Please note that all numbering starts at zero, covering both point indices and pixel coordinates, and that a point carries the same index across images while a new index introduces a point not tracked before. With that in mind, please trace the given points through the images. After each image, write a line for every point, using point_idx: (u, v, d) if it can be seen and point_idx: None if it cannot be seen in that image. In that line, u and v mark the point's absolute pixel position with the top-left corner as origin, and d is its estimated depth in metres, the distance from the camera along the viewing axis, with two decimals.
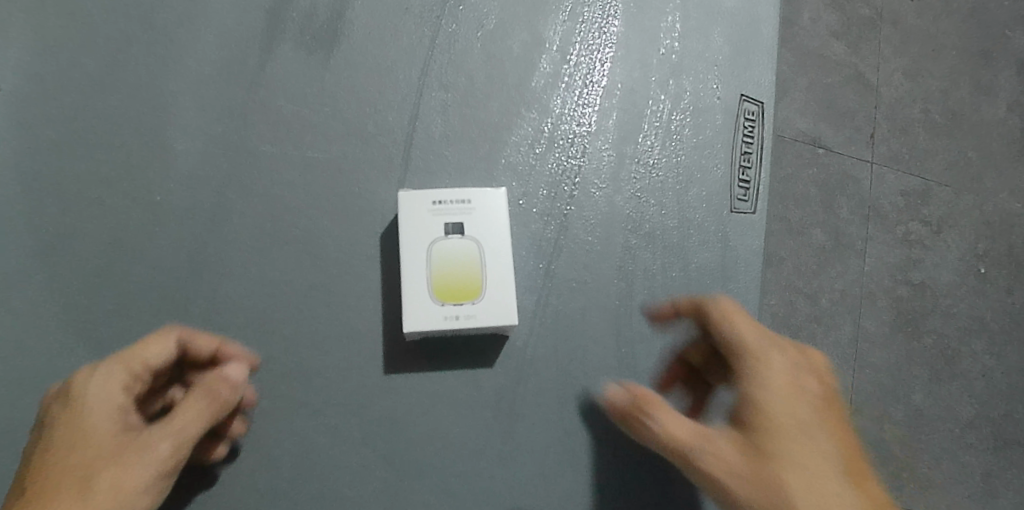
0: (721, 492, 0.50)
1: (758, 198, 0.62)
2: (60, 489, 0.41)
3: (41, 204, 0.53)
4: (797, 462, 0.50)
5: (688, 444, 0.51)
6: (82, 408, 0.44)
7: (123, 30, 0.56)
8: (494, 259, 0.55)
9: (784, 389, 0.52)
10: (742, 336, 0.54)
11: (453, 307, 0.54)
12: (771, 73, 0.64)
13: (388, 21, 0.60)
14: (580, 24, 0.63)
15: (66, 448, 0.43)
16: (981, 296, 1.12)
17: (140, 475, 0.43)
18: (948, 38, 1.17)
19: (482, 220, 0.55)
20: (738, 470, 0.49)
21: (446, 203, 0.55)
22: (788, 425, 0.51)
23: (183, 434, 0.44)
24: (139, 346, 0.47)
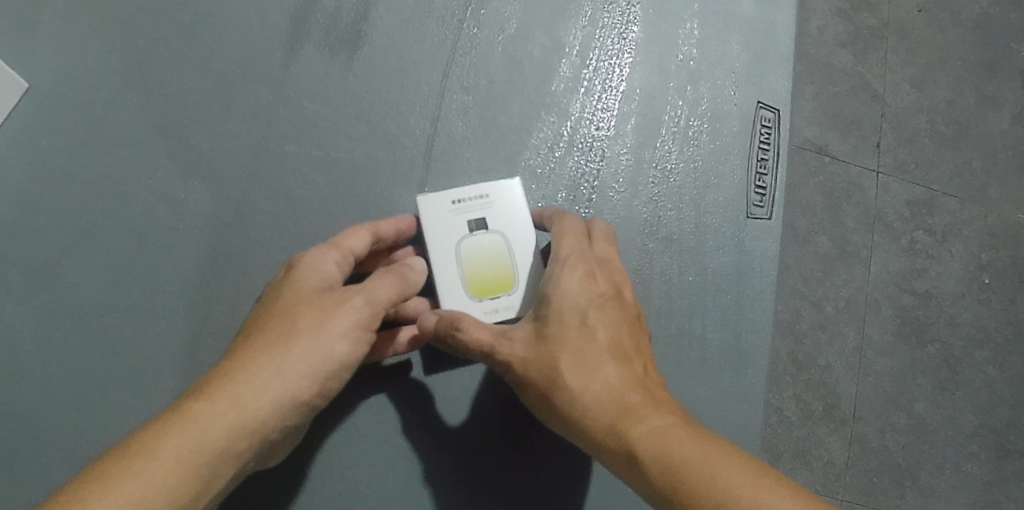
0: (530, 384, 0.49)
1: (774, 204, 0.64)
2: (252, 366, 0.43)
3: (67, 200, 0.53)
4: (581, 357, 0.48)
5: (488, 342, 0.49)
6: (278, 301, 0.48)
7: (149, 28, 0.57)
8: (521, 248, 0.56)
9: (582, 281, 0.51)
10: (563, 225, 0.54)
11: (490, 302, 0.54)
12: (788, 82, 0.67)
13: (410, 23, 0.61)
14: (599, 29, 0.64)
15: (257, 337, 0.46)
16: (986, 305, 1.12)
17: (324, 358, 0.45)
18: (954, 49, 1.18)
19: (504, 211, 0.56)
20: (540, 342, 0.49)
21: (466, 201, 0.56)
22: (574, 313, 0.49)
23: (345, 325, 0.46)
24: (348, 232, 0.51)
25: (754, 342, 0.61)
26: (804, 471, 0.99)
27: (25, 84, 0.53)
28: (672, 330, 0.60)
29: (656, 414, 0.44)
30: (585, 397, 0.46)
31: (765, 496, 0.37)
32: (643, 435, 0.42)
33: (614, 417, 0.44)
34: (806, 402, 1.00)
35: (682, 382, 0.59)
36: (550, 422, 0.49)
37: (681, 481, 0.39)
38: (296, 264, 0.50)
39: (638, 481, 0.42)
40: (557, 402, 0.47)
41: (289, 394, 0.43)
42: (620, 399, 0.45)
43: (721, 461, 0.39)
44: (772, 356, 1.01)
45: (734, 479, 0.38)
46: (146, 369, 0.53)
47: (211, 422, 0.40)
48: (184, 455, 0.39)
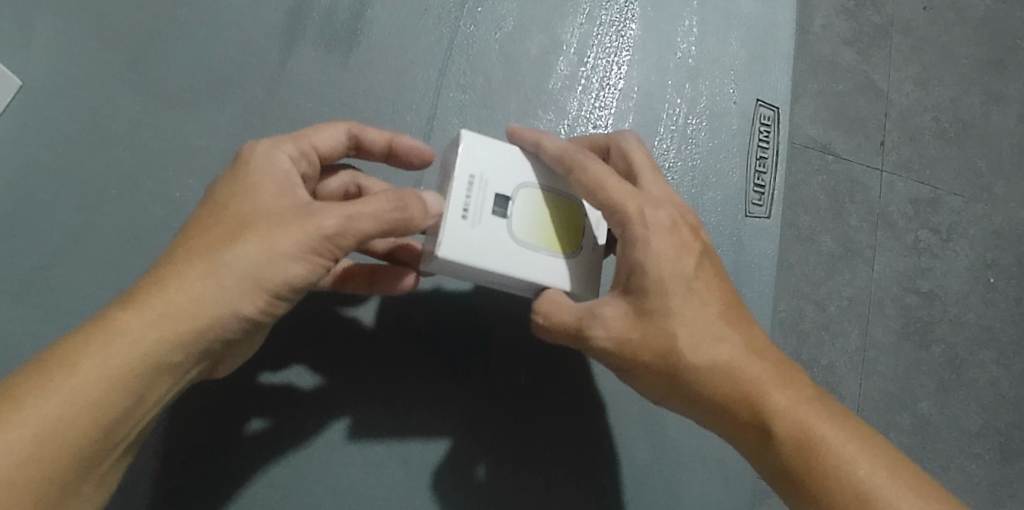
0: (638, 365, 0.45)
1: (773, 203, 0.64)
2: (184, 276, 0.38)
3: (61, 198, 0.53)
4: (693, 333, 0.44)
5: (575, 323, 0.45)
6: (231, 203, 0.41)
7: (145, 26, 0.56)
8: (539, 173, 0.49)
9: (669, 241, 0.44)
10: (594, 172, 0.45)
11: (586, 239, 0.49)
12: (787, 80, 0.67)
13: (408, 21, 0.60)
14: (597, 27, 0.64)
15: (191, 243, 0.40)
16: (990, 305, 1.11)
17: (269, 277, 0.39)
18: (960, 47, 1.17)
19: (495, 164, 0.47)
20: (640, 318, 0.44)
21: (470, 203, 0.45)
22: (675, 282, 0.44)
23: (303, 246, 0.39)
24: (311, 130, 0.47)
25: None
26: None
27: (19, 82, 0.53)
28: None
29: (782, 388, 0.44)
30: (705, 378, 0.44)
31: (870, 454, 0.43)
32: (777, 415, 0.44)
33: (737, 399, 0.44)
34: None
35: None
36: (652, 397, 0.47)
37: (814, 459, 0.42)
38: (257, 160, 0.43)
39: (767, 455, 0.44)
40: (674, 381, 0.45)
41: (224, 308, 0.38)
42: (743, 377, 0.44)
43: (836, 430, 0.43)
44: None
45: (851, 445, 0.43)
46: None
47: (143, 329, 0.37)
48: (114, 363, 0.36)
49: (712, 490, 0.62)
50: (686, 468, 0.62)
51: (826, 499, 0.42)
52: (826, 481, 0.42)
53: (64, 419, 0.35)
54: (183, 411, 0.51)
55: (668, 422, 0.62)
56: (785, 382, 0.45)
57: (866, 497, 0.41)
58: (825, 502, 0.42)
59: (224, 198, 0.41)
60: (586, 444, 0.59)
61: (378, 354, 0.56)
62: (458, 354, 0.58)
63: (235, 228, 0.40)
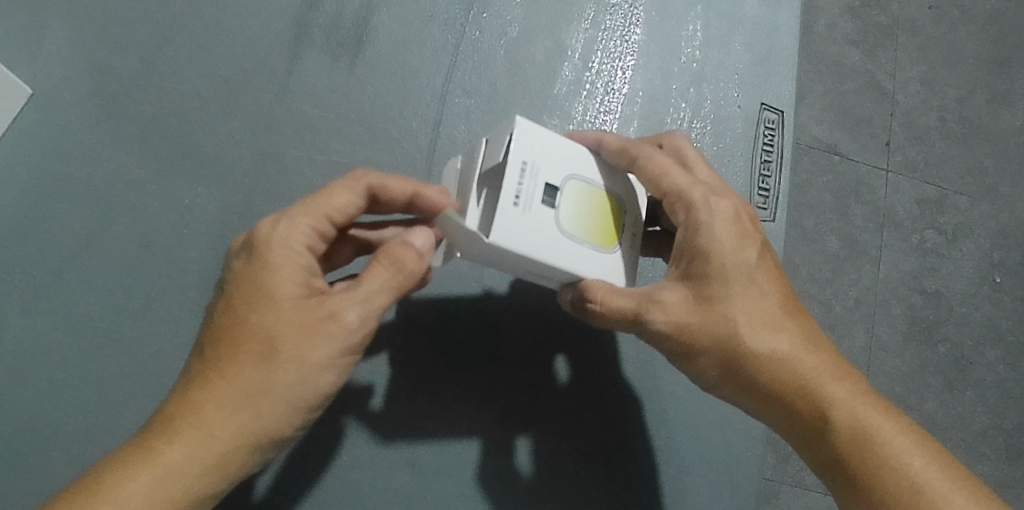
0: (697, 351, 0.46)
1: (777, 206, 0.64)
2: (222, 404, 0.40)
3: (73, 203, 0.53)
4: (752, 322, 0.46)
5: (635, 310, 0.45)
6: (251, 317, 0.41)
7: (154, 34, 0.57)
8: (589, 167, 0.47)
9: (731, 231, 0.46)
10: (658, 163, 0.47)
11: (625, 236, 0.48)
12: (791, 84, 0.68)
13: (412, 28, 0.61)
14: (602, 32, 0.64)
15: (222, 363, 0.41)
16: (997, 305, 1.11)
17: (297, 394, 0.40)
18: (966, 46, 1.17)
19: (547, 154, 0.45)
20: (701, 306, 0.46)
21: (520, 191, 0.42)
22: (736, 271, 0.46)
23: (333, 359, 0.41)
24: (326, 194, 0.44)
25: None
26: None
27: (30, 91, 0.54)
28: None
29: (836, 382, 0.47)
30: (766, 366, 0.46)
31: (916, 449, 0.46)
32: (833, 406, 0.47)
33: (793, 387, 0.47)
34: None
35: None
36: (705, 382, 0.49)
37: (867, 448, 0.45)
38: (272, 261, 0.42)
39: (819, 445, 0.47)
40: (732, 367, 0.46)
41: (261, 427, 0.40)
42: (801, 369, 0.47)
43: (887, 426, 0.46)
44: None
45: (904, 438, 0.46)
46: (146, 369, 0.52)
47: (187, 457, 0.39)
48: (164, 490, 0.38)
49: (717, 491, 0.62)
50: (692, 469, 0.62)
51: (872, 483, 0.45)
52: (880, 470, 0.45)
53: None
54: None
55: (674, 423, 0.63)
56: (835, 376, 0.48)
57: (920, 488, 0.44)
58: (877, 491, 0.45)
59: (248, 304, 0.41)
60: (598, 441, 0.60)
61: (422, 346, 0.57)
62: (486, 348, 0.58)
63: (261, 344, 0.40)
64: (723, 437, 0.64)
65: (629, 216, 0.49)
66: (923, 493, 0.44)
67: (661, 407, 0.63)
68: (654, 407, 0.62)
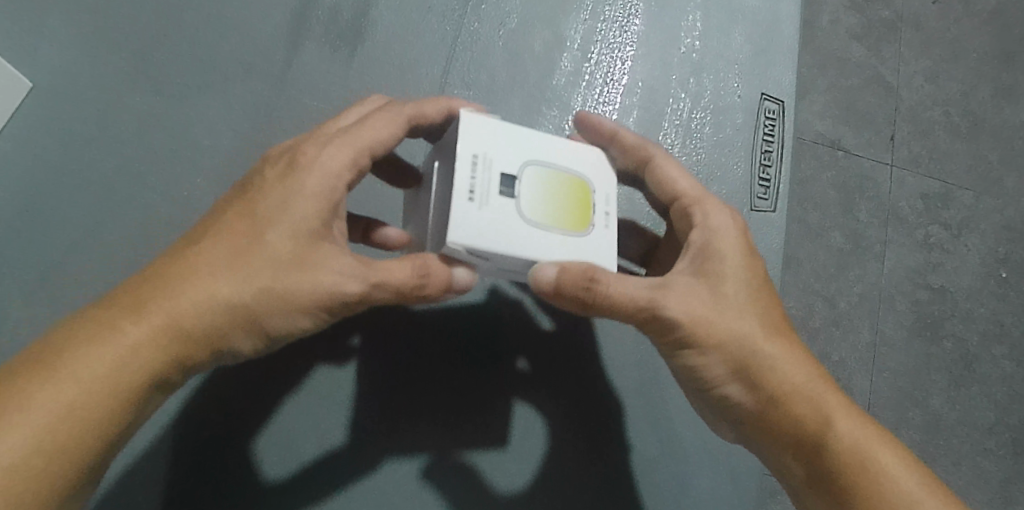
0: (707, 345, 0.45)
1: (778, 197, 0.64)
2: (196, 299, 0.38)
3: (71, 195, 0.53)
4: (762, 320, 0.47)
5: (647, 298, 0.43)
6: (265, 228, 0.39)
7: (154, 28, 0.57)
8: (544, 150, 0.46)
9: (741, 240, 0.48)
10: (672, 175, 0.50)
11: (599, 212, 0.46)
12: (791, 73, 0.67)
13: (410, 20, 0.61)
14: (601, 22, 0.64)
15: (214, 259, 0.39)
16: (1003, 300, 1.10)
17: (270, 314, 0.38)
18: (970, 41, 1.16)
19: (499, 142, 0.43)
20: (716, 303, 0.46)
21: (471, 186, 0.41)
22: (748, 277, 0.47)
23: (319, 295, 0.39)
24: (367, 124, 0.43)
25: None
26: None
27: (28, 83, 0.54)
28: None
29: (833, 394, 0.48)
30: (775, 367, 0.46)
31: (904, 461, 0.47)
32: (833, 412, 0.47)
33: (800, 391, 0.47)
34: None
35: None
36: (711, 382, 0.47)
37: (864, 458, 0.46)
38: (300, 186, 0.40)
39: (821, 452, 0.47)
40: (743, 365, 0.46)
41: (224, 330, 0.38)
42: (805, 379, 0.48)
43: (878, 438, 0.48)
44: None
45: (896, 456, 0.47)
46: None
47: (142, 341, 0.37)
48: (110, 372, 0.36)
49: (718, 484, 0.62)
50: (693, 461, 0.62)
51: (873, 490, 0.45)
52: (875, 477, 0.46)
53: (54, 434, 0.35)
54: (221, 384, 0.52)
55: (675, 415, 0.62)
56: (831, 389, 0.49)
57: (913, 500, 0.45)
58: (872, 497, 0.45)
59: (265, 216, 0.40)
60: (593, 465, 0.59)
61: (434, 355, 0.57)
62: (498, 362, 0.59)
63: (263, 268, 0.38)
64: None
65: (606, 195, 0.47)
66: (912, 503, 0.45)
67: (660, 398, 0.62)
68: (654, 399, 0.62)
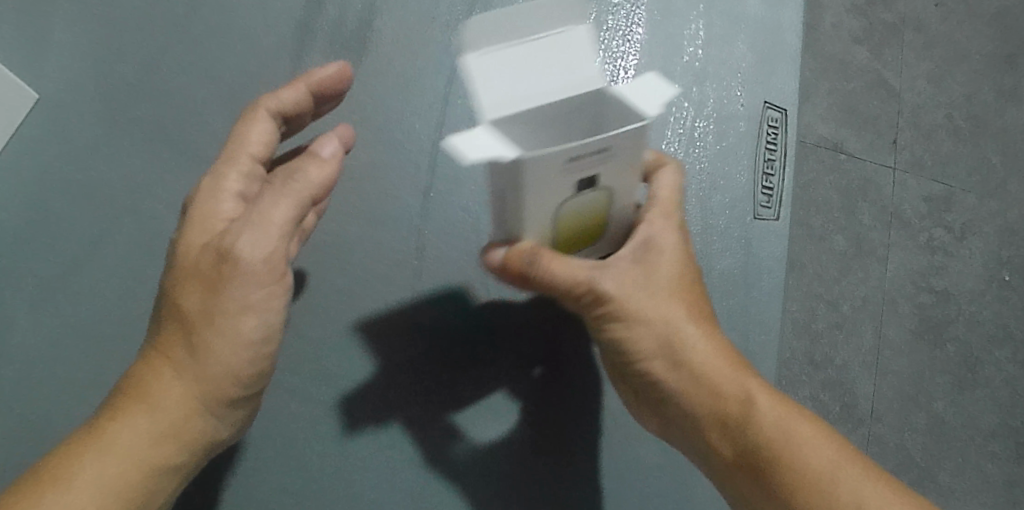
0: (630, 323, 0.46)
1: (781, 205, 0.64)
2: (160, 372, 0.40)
3: (77, 207, 0.54)
4: (689, 307, 0.47)
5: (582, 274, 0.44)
6: (181, 281, 0.41)
7: (159, 39, 0.58)
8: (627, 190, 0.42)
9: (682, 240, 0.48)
10: (661, 185, 0.48)
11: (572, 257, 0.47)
12: (794, 82, 0.67)
13: (415, 29, 0.61)
14: (605, 31, 0.64)
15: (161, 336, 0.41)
16: (1007, 303, 1.09)
17: (213, 337, 0.40)
18: (973, 43, 1.16)
19: (624, 160, 0.38)
20: (648, 287, 0.46)
21: (583, 158, 0.35)
22: (680, 275, 0.48)
23: (246, 297, 0.40)
24: (238, 132, 0.45)
25: (764, 344, 0.61)
26: None
27: (34, 95, 0.54)
28: None
29: (752, 375, 0.48)
30: (699, 349, 0.46)
31: (838, 452, 0.45)
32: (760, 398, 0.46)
33: (721, 371, 0.46)
34: (823, 401, 0.96)
35: None
36: (633, 356, 0.47)
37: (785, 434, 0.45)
38: (191, 225, 0.42)
39: (740, 430, 0.45)
40: (666, 344, 0.46)
41: (199, 394, 0.40)
42: (722, 360, 0.47)
43: (814, 430, 0.45)
44: (786, 355, 0.98)
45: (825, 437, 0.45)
46: None
47: (128, 435, 0.39)
48: (109, 469, 0.38)
49: None
50: None
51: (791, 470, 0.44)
52: (796, 452, 0.44)
53: None
54: None
55: None
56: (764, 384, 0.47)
57: (833, 470, 0.44)
58: (790, 472, 0.44)
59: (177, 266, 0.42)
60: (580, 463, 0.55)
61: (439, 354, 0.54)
62: (474, 351, 0.55)
63: (193, 302, 0.40)
64: None
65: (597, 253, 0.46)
66: (831, 476, 0.43)
67: None
68: None
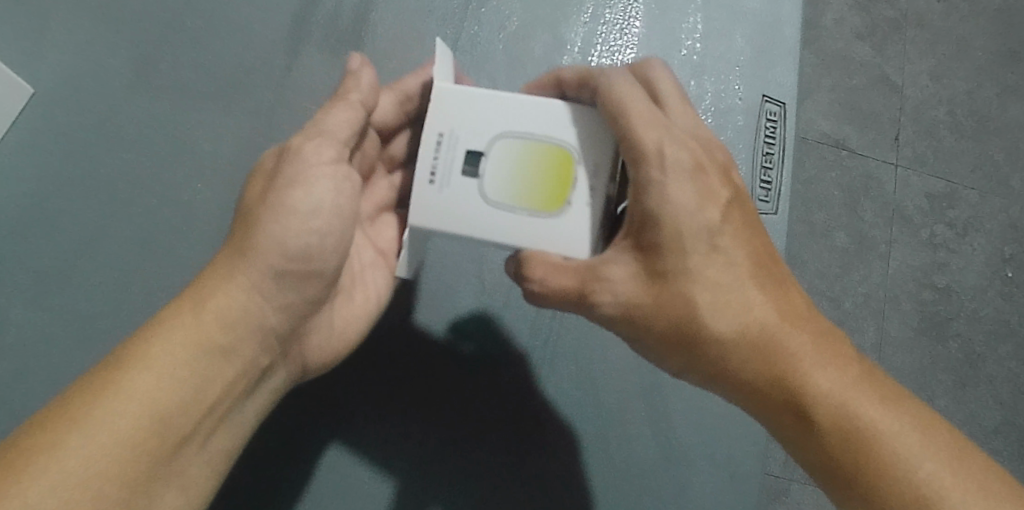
0: (651, 335, 0.41)
1: (779, 199, 0.64)
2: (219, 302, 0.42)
3: (75, 201, 0.54)
4: (715, 294, 0.40)
5: (578, 288, 0.41)
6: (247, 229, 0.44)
7: (153, 32, 0.57)
8: (527, 121, 0.46)
9: (693, 191, 0.40)
10: (623, 98, 0.41)
11: (575, 194, 0.45)
12: (793, 75, 0.67)
13: (412, 24, 0.61)
14: (601, 25, 0.64)
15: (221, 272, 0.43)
16: (1010, 300, 1.09)
17: (285, 279, 0.44)
18: (977, 39, 1.16)
19: (464, 114, 0.47)
20: (662, 276, 0.40)
21: (438, 157, 0.46)
22: (699, 235, 0.40)
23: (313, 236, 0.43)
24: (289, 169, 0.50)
25: None
26: None
27: (31, 89, 0.54)
28: None
29: (812, 367, 0.41)
30: (730, 354, 0.41)
31: (915, 438, 0.39)
32: (812, 402, 0.40)
33: (767, 380, 0.41)
34: None
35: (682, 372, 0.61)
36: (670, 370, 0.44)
37: (850, 431, 0.40)
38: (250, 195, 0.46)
39: (806, 444, 0.41)
40: (697, 355, 0.41)
41: (255, 323, 0.43)
42: (767, 349, 0.41)
43: (885, 424, 0.39)
44: None
45: (897, 418, 0.40)
46: None
47: (151, 376, 0.39)
48: (123, 423, 0.37)
49: (724, 489, 0.60)
50: (694, 466, 0.60)
51: (878, 496, 0.38)
52: (881, 464, 0.39)
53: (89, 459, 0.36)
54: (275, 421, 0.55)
55: (677, 421, 0.60)
56: (827, 379, 0.40)
57: (930, 502, 0.37)
58: (874, 488, 0.39)
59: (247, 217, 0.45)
60: (600, 462, 0.58)
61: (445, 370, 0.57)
62: (476, 358, 0.57)
63: (253, 247, 0.43)
64: (730, 433, 0.61)
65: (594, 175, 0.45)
66: (932, 495, 0.38)
67: (659, 402, 0.60)
68: (653, 403, 0.60)
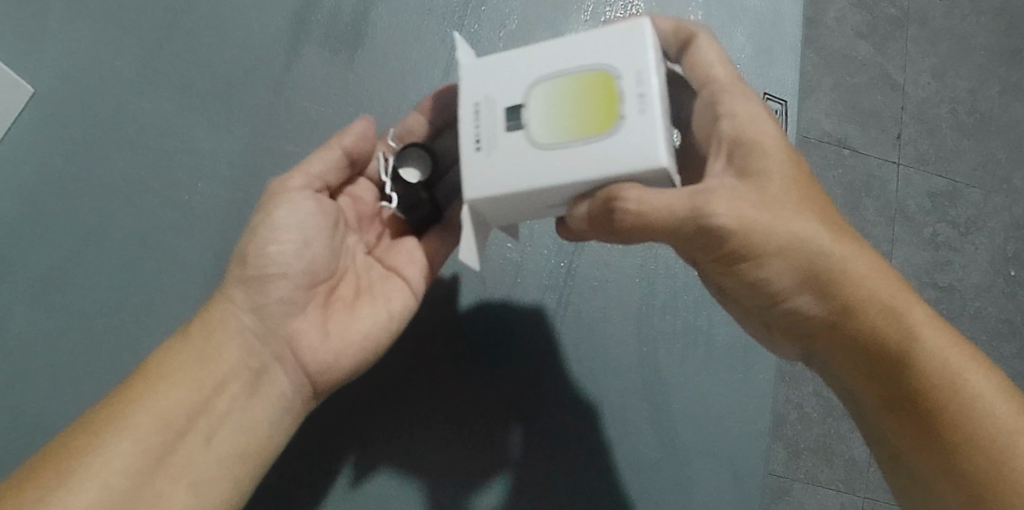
0: (750, 256, 0.39)
1: None
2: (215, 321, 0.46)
3: (74, 200, 0.53)
4: (825, 220, 0.41)
5: (687, 208, 0.37)
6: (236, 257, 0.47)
7: (153, 32, 0.57)
8: (554, 62, 0.40)
9: (777, 142, 0.41)
10: (705, 63, 0.43)
11: (628, 107, 0.37)
12: (794, 73, 0.67)
13: (412, 23, 0.61)
14: (602, 23, 0.64)
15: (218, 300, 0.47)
16: (1013, 299, 1.08)
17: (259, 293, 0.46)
18: (978, 38, 1.15)
19: (499, 73, 0.41)
20: (766, 203, 0.39)
21: (480, 133, 0.40)
22: (790, 185, 0.40)
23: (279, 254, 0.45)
24: None
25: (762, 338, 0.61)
26: (823, 467, 0.90)
27: (31, 89, 0.54)
28: (678, 326, 0.61)
29: (917, 305, 0.41)
30: (859, 280, 0.40)
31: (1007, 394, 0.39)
32: (922, 340, 0.39)
33: (891, 313, 0.40)
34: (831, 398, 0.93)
35: (685, 371, 0.60)
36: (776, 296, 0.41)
37: (943, 395, 0.39)
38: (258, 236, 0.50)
39: (894, 380, 0.40)
40: (813, 273, 0.40)
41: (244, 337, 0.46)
42: (877, 285, 0.40)
43: (977, 373, 0.39)
44: None
45: (989, 374, 0.40)
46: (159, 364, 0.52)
47: (152, 390, 0.43)
48: (135, 438, 0.41)
49: (730, 492, 0.59)
50: (699, 468, 0.59)
51: (960, 446, 0.38)
52: (977, 413, 0.38)
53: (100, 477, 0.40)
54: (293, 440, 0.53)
55: (682, 422, 0.59)
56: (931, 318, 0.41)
57: (1010, 449, 0.37)
58: (962, 438, 0.38)
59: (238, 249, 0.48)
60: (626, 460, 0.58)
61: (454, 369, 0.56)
62: (477, 357, 0.57)
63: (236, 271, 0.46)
64: (736, 433, 0.60)
65: (645, 86, 0.37)
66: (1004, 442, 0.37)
67: (664, 403, 0.59)
68: (659, 404, 0.59)
